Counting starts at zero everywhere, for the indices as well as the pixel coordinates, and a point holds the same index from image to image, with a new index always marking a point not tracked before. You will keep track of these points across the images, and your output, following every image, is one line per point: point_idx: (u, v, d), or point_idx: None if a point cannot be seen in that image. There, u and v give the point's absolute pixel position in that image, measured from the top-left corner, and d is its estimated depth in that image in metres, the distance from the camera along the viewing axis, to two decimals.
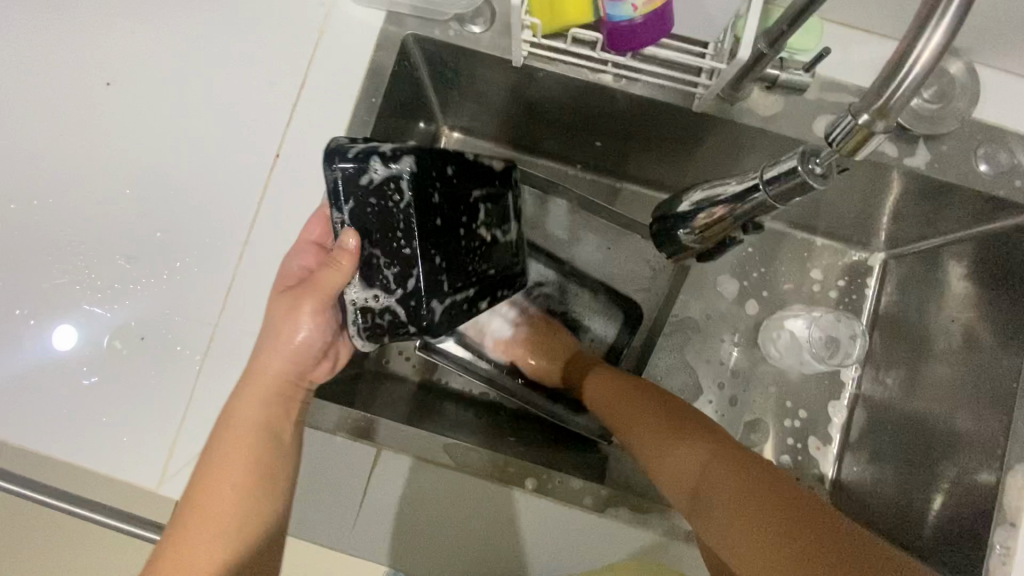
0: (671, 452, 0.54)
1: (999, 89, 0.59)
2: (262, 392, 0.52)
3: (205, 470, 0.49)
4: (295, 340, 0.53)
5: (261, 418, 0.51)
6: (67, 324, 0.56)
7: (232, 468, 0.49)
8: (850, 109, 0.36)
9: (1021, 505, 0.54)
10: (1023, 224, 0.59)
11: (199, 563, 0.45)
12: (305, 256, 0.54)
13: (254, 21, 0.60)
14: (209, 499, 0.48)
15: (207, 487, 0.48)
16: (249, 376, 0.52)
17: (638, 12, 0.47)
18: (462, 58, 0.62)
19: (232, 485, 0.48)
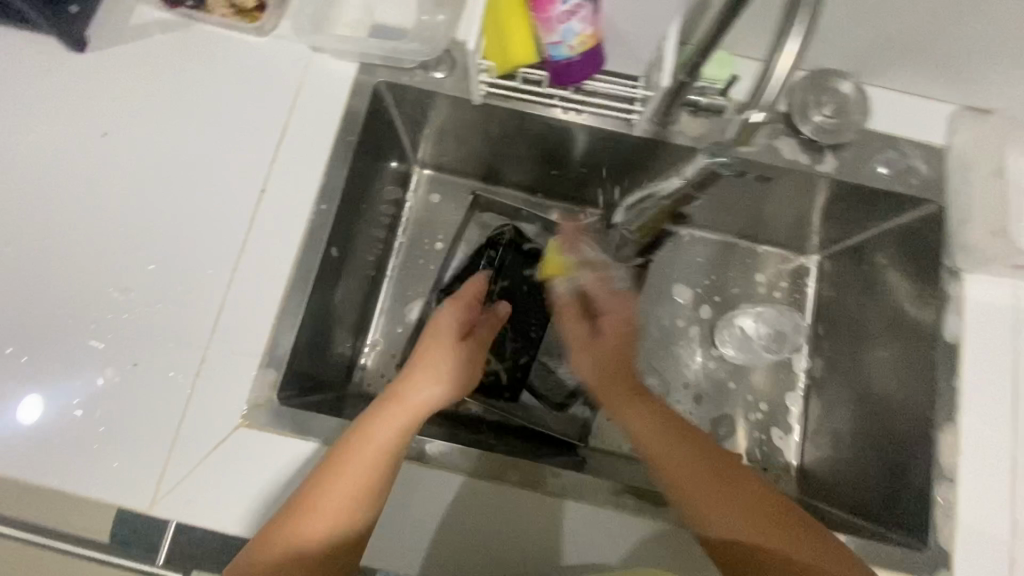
0: (697, 473, 0.55)
1: (887, 104, 0.70)
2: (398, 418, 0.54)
3: (321, 479, 0.51)
4: (433, 388, 0.56)
5: (388, 451, 0.52)
6: (34, 395, 0.58)
7: (353, 486, 0.50)
8: (736, 113, 0.42)
9: (955, 460, 0.61)
10: (924, 215, 0.68)
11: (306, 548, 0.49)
12: (456, 310, 0.63)
13: (240, 75, 0.67)
14: (321, 509, 0.50)
15: (321, 497, 0.50)
16: (394, 403, 0.54)
17: (574, 52, 0.56)
18: (429, 100, 0.70)
19: (345, 492, 0.50)
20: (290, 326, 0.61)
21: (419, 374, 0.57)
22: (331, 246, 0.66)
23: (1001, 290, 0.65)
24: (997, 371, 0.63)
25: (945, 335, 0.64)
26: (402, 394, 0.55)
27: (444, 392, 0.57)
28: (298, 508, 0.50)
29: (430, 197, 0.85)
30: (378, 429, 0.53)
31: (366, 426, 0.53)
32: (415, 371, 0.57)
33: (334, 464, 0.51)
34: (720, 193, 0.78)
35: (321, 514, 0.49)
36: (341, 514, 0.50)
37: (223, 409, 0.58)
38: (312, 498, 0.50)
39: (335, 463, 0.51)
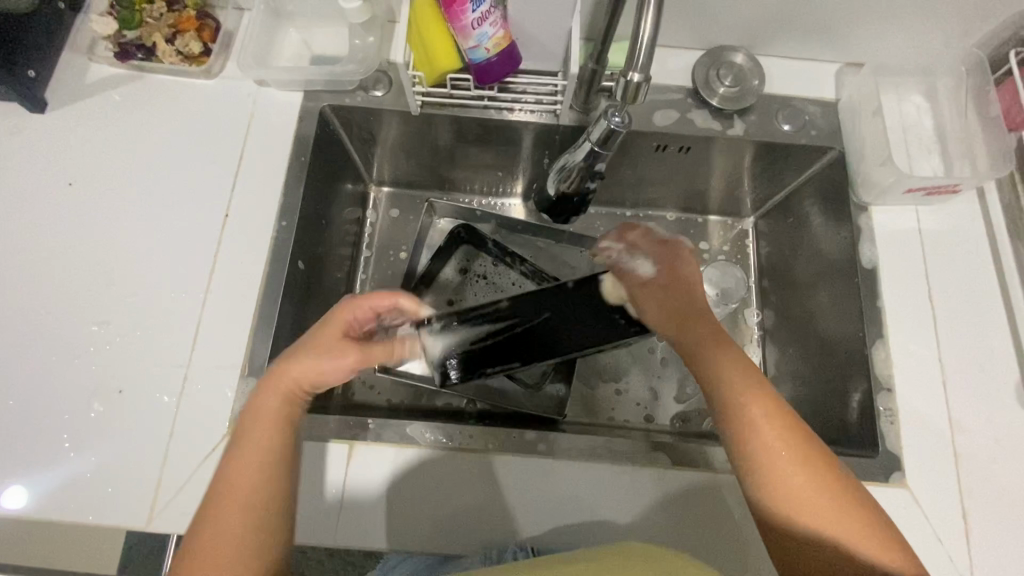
0: (765, 427, 0.53)
1: (780, 71, 0.79)
2: (277, 392, 0.55)
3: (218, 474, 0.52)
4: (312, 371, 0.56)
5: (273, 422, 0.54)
6: (15, 481, 0.59)
7: (235, 481, 0.51)
8: (624, 73, 0.51)
9: (889, 372, 0.67)
10: (830, 161, 0.76)
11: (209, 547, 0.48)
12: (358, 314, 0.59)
13: (194, 116, 0.73)
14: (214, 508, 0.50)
15: (219, 493, 0.51)
16: (271, 380, 0.55)
17: (491, 53, 0.64)
18: (373, 117, 0.76)
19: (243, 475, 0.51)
20: (264, 335, 0.65)
21: (295, 370, 0.55)
22: (297, 260, 0.70)
23: (903, 216, 0.73)
24: (912, 288, 0.70)
25: (863, 263, 0.71)
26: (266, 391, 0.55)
27: (326, 374, 0.56)
28: (210, 506, 0.50)
29: (390, 213, 0.90)
30: (256, 425, 0.53)
31: (245, 420, 0.54)
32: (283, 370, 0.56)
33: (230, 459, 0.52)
34: (652, 167, 0.83)
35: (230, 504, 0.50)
36: (234, 503, 0.50)
37: (210, 419, 0.61)
38: (213, 496, 0.51)
39: (227, 458, 0.52)
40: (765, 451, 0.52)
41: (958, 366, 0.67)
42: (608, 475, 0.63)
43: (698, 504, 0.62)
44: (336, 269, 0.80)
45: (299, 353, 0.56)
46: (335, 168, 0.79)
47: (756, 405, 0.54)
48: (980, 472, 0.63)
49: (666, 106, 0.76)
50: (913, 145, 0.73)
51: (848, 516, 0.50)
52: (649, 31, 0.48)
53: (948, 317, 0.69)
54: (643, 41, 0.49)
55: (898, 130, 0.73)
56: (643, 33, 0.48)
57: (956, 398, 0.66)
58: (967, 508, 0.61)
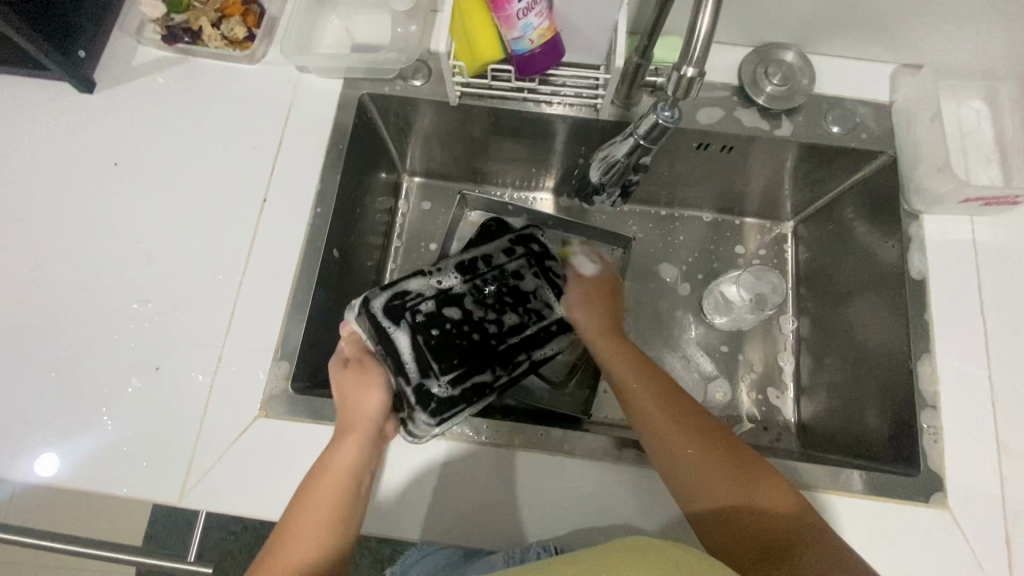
0: (694, 446, 0.58)
1: (830, 70, 0.75)
2: (351, 445, 0.57)
3: (306, 498, 0.54)
4: (351, 405, 0.59)
5: (349, 479, 0.55)
6: (51, 451, 0.61)
7: (348, 485, 0.55)
8: (675, 67, 0.50)
9: (935, 387, 0.64)
10: (879, 166, 0.73)
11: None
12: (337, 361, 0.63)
13: (236, 99, 0.73)
14: (327, 528, 0.53)
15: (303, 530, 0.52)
16: (345, 433, 0.58)
17: (535, 44, 0.62)
18: (412, 107, 0.76)
19: (312, 529, 0.52)
20: (297, 320, 0.65)
21: (351, 414, 0.59)
22: (331, 247, 0.70)
23: (957, 226, 0.69)
24: (963, 301, 0.66)
25: (912, 274, 0.68)
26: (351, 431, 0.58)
27: (368, 411, 0.59)
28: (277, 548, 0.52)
29: (422, 204, 0.92)
30: (353, 447, 0.56)
31: (334, 452, 0.56)
32: (346, 412, 0.59)
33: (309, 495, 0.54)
34: (690, 166, 0.81)
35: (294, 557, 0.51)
36: (335, 517, 0.54)
37: (243, 400, 0.62)
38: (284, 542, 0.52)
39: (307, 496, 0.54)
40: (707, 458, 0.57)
41: (1009, 386, 0.63)
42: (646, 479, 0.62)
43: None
44: (366, 258, 0.82)
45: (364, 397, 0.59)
46: (371, 156, 0.79)
47: (687, 441, 0.58)
48: None
49: (710, 103, 0.74)
50: (970, 152, 0.69)
51: (777, 492, 0.55)
52: (706, 25, 0.46)
53: (1000, 333, 0.65)
54: (698, 33, 0.47)
55: (955, 135, 0.70)
56: (699, 27, 0.46)
57: (1004, 418, 0.62)
58: (1011, 533, 0.59)
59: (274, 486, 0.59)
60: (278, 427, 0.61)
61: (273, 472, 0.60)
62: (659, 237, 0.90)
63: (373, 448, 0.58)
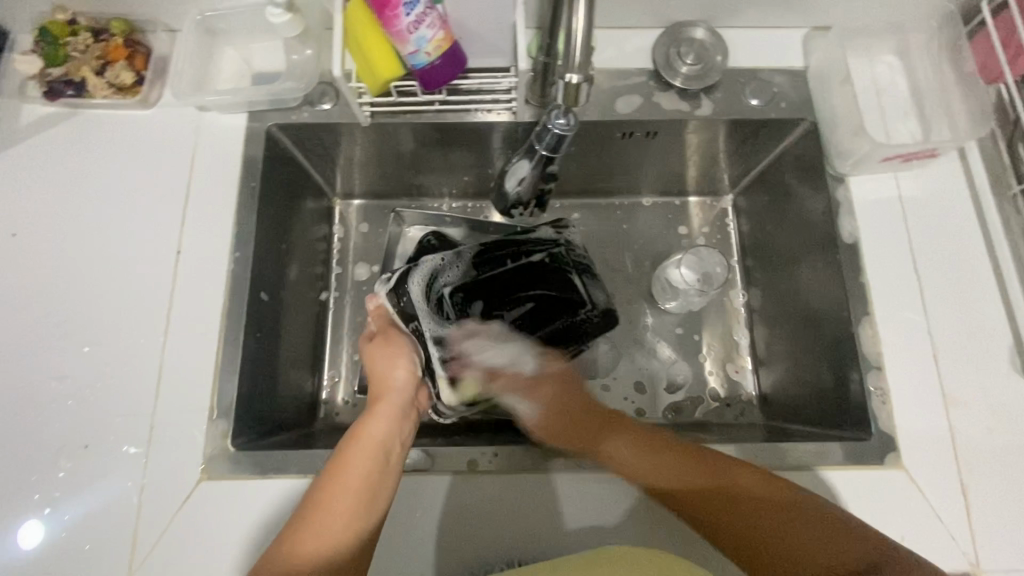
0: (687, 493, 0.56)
1: (743, 41, 0.74)
2: (382, 412, 0.59)
3: (333, 473, 0.53)
4: (382, 372, 0.64)
5: (381, 441, 0.56)
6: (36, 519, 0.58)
7: (383, 453, 0.55)
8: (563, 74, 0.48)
9: (878, 349, 0.64)
10: (802, 133, 0.73)
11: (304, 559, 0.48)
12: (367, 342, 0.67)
13: (136, 149, 0.69)
14: (354, 497, 0.51)
15: (329, 498, 0.51)
16: (375, 404, 0.60)
17: (433, 56, 0.59)
18: (324, 132, 0.73)
19: (342, 493, 0.51)
20: (231, 374, 0.63)
21: (380, 384, 0.63)
22: (258, 291, 0.68)
23: (882, 185, 0.69)
24: (896, 259, 0.67)
25: (843, 239, 0.68)
26: (382, 394, 0.61)
27: (399, 376, 0.63)
28: (303, 519, 0.50)
29: (359, 227, 0.89)
30: (381, 417, 0.58)
31: (366, 422, 0.57)
32: (377, 380, 0.63)
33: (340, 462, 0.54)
34: (620, 154, 0.80)
35: (321, 524, 0.50)
36: (361, 486, 0.52)
37: (182, 465, 0.59)
38: (308, 514, 0.51)
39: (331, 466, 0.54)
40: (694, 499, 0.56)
41: (948, 336, 0.64)
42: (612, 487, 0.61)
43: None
44: (303, 292, 0.80)
45: (393, 365, 0.64)
46: (291, 187, 0.76)
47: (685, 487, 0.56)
48: (976, 447, 0.61)
49: (628, 91, 0.72)
50: (886, 109, 0.69)
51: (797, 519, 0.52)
52: (581, 27, 0.45)
53: (935, 286, 0.66)
54: (575, 39, 0.45)
55: (870, 95, 0.70)
56: (574, 31, 0.45)
57: (947, 368, 0.63)
58: (965, 482, 0.60)
59: (225, 550, 0.57)
60: (223, 487, 0.59)
61: (223, 535, 0.57)
62: (602, 228, 0.89)
63: (400, 421, 0.59)
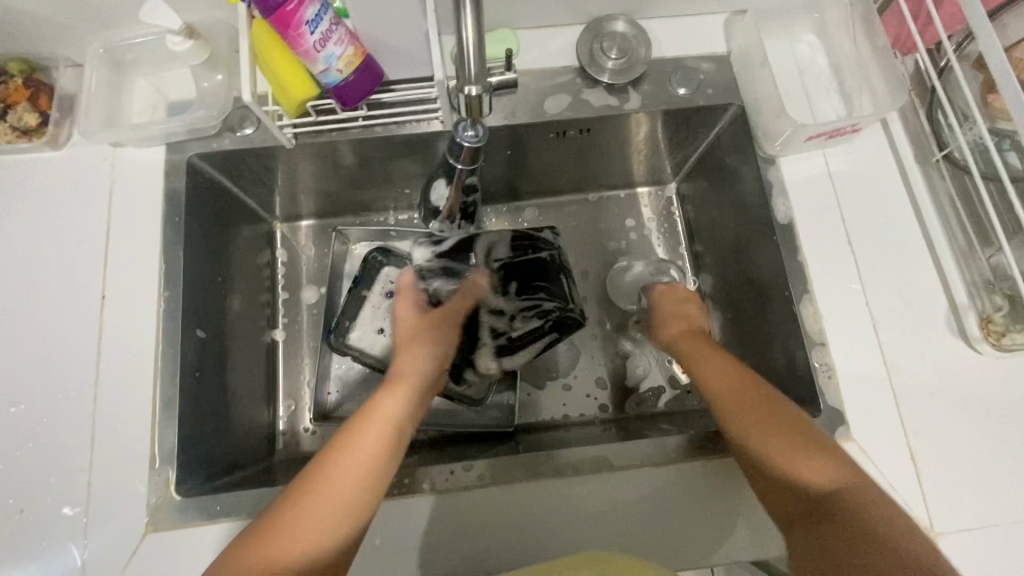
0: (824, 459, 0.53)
1: (666, 31, 0.74)
2: (401, 391, 0.60)
3: (346, 445, 0.55)
4: (412, 348, 0.65)
5: (395, 419, 0.58)
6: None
7: (387, 432, 0.56)
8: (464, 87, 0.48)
9: (820, 326, 0.65)
10: (732, 117, 0.73)
11: (299, 532, 0.49)
12: (401, 317, 0.69)
13: (50, 192, 0.66)
14: (363, 473, 0.53)
15: (335, 471, 0.53)
16: (392, 383, 0.61)
17: (345, 73, 0.58)
18: (249, 158, 0.71)
19: (349, 468, 0.53)
20: (171, 418, 0.61)
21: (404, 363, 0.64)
22: (193, 329, 0.65)
23: (811, 163, 0.70)
24: (831, 234, 0.68)
25: (778, 219, 0.68)
26: (402, 372, 0.63)
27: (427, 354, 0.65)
28: (307, 487, 0.52)
29: (304, 249, 0.87)
30: (398, 396, 0.60)
31: (383, 399, 0.59)
32: (404, 352, 0.65)
33: (344, 445, 0.55)
34: (558, 153, 0.79)
35: (324, 495, 0.52)
36: (370, 463, 0.54)
37: (126, 519, 0.57)
38: (314, 481, 0.52)
39: (344, 438, 0.55)
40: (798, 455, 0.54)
41: (887, 306, 0.65)
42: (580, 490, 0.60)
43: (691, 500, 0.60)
44: (248, 323, 0.77)
45: (423, 344, 0.66)
46: (223, 217, 0.74)
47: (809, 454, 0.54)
48: (922, 411, 0.62)
49: (555, 90, 0.72)
50: (809, 88, 0.70)
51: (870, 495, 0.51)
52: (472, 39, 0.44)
53: (870, 258, 0.67)
54: (468, 52, 0.45)
55: (792, 75, 0.71)
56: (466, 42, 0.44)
57: (888, 337, 0.64)
58: (912, 446, 0.61)
59: None
60: (171, 536, 0.57)
61: None
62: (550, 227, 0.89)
63: (417, 403, 0.61)
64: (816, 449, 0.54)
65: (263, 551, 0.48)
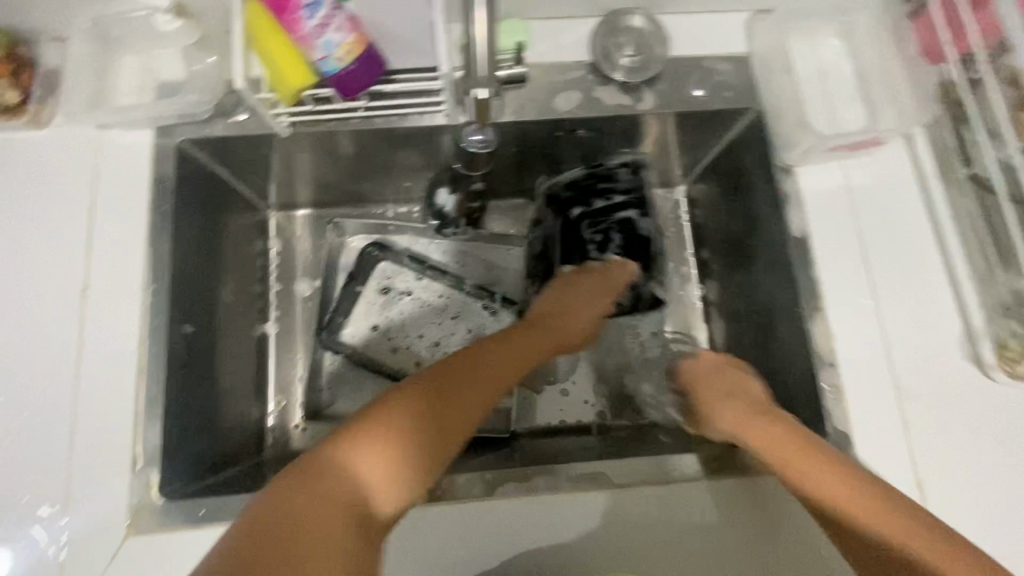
0: (863, 496, 0.50)
1: (685, 27, 0.70)
2: (503, 351, 0.59)
3: (458, 377, 0.52)
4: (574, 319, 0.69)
5: (496, 381, 0.55)
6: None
7: (490, 389, 0.54)
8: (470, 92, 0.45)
9: (830, 345, 0.62)
10: (749, 122, 0.70)
11: (382, 461, 0.45)
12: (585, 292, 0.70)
13: (32, 173, 0.63)
14: (470, 420, 0.51)
15: (463, 396, 0.51)
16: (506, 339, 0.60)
17: (345, 62, 0.55)
18: (242, 145, 0.67)
19: (468, 399, 0.51)
20: (154, 417, 0.58)
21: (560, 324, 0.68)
22: (180, 325, 0.63)
23: (830, 174, 0.67)
24: (847, 250, 0.65)
25: (791, 232, 0.66)
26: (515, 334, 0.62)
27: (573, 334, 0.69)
28: (433, 392, 0.50)
29: (298, 240, 0.84)
30: (505, 356, 0.58)
31: (484, 347, 0.58)
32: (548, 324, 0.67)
33: (382, 441, 0.45)
34: (566, 151, 0.76)
35: (405, 426, 0.47)
36: (463, 418, 0.50)
37: (106, 521, 0.55)
38: (446, 391, 0.50)
39: (463, 365, 0.54)
40: (831, 483, 0.51)
41: (900, 328, 0.63)
42: (580, 510, 0.58)
43: (695, 525, 0.59)
44: (238, 316, 0.74)
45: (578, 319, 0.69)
46: (213, 206, 0.70)
47: (842, 487, 0.51)
48: (929, 438, 0.60)
49: (566, 87, 0.68)
50: (832, 95, 0.67)
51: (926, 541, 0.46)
52: None
53: (885, 276, 0.64)
54: None
55: (815, 81, 0.67)
56: None
57: (900, 360, 0.62)
58: (919, 474, 0.59)
59: None
60: (151, 540, 0.55)
61: None
62: None
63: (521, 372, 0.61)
64: (858, 485, 0.50)
65: (321, 475, 0.43)
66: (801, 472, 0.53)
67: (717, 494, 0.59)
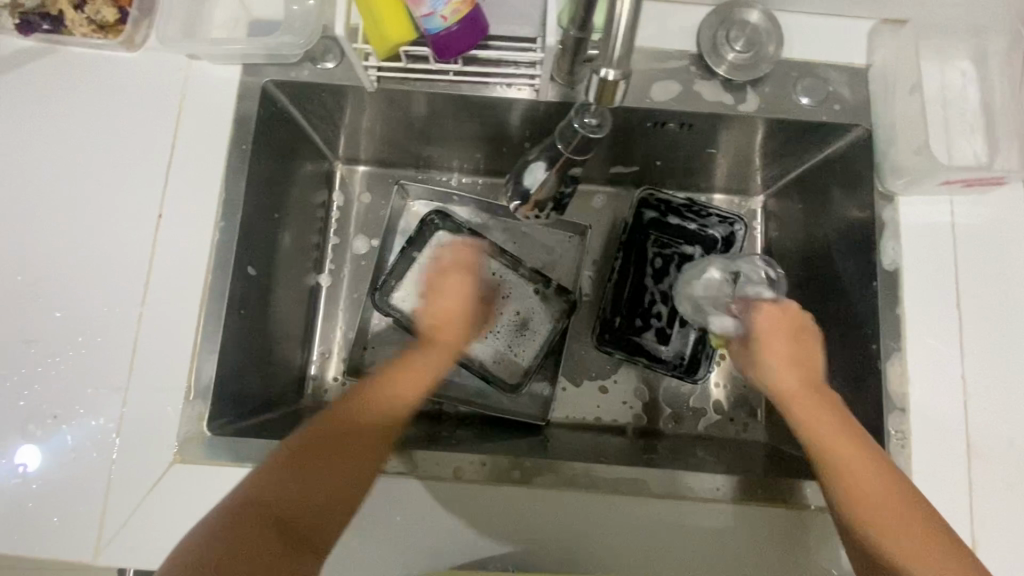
0: (888, 489, 0.52)
1: (803, 29, 0.65)
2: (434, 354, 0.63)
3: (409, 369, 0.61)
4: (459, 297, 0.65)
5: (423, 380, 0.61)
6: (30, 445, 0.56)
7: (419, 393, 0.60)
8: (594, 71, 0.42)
9: (905, 390, 0.59)
10: (854, 139, 0.65)
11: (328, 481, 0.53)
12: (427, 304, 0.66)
13: (121, 94, 0.63)
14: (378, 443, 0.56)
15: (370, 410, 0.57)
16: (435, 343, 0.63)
17: (450, 21, 0.52)
18: (325, 93, 0.66)
19: (373, 416, 0.57)
20: (211, 353, 0.59)
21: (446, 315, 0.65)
22: (245, 267, 0.63)
23: (933, 208, 0.63)
24: (939, 291, 0.61)
25: (881, 264, 0.62)
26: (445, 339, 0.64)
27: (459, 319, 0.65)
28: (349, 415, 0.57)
29: (360, 197, 0.84)
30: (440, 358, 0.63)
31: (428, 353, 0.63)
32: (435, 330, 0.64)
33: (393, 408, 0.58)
34: (649, 145, 0.73)
35: (355, 442, 0.55)
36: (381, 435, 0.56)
37: (155, 445, 0.56)
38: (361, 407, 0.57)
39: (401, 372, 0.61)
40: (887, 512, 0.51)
41: (985, 383, 0.59)
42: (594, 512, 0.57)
43: (714, 554, 0.57)
44: (295, 264, 0.75)
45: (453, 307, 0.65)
46: (287, 150, 0.70)
47: (887, 512, 0.51)
48: (997, 504, 0.57)
49: (666, 76, 0.64)
50: (953, 123, 0.62)
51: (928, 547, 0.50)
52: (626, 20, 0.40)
53: (977, 326, 0.60)
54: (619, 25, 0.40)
55: (936, 105, 0.62)
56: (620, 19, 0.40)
57: (978, 417, 0.58)
58: (979, 539, 0.56)
59: None
60: (197, 471, 0.56)
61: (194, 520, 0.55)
62: (618, 220, 0.83)
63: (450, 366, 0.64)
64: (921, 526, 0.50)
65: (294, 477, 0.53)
66: (861, 510, 0.51)
67: (744, 524, 0.58)
